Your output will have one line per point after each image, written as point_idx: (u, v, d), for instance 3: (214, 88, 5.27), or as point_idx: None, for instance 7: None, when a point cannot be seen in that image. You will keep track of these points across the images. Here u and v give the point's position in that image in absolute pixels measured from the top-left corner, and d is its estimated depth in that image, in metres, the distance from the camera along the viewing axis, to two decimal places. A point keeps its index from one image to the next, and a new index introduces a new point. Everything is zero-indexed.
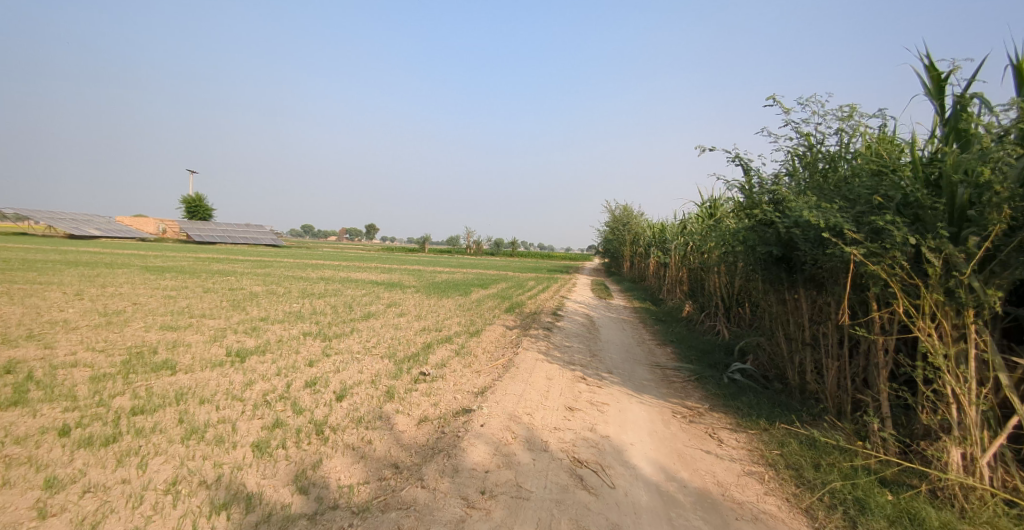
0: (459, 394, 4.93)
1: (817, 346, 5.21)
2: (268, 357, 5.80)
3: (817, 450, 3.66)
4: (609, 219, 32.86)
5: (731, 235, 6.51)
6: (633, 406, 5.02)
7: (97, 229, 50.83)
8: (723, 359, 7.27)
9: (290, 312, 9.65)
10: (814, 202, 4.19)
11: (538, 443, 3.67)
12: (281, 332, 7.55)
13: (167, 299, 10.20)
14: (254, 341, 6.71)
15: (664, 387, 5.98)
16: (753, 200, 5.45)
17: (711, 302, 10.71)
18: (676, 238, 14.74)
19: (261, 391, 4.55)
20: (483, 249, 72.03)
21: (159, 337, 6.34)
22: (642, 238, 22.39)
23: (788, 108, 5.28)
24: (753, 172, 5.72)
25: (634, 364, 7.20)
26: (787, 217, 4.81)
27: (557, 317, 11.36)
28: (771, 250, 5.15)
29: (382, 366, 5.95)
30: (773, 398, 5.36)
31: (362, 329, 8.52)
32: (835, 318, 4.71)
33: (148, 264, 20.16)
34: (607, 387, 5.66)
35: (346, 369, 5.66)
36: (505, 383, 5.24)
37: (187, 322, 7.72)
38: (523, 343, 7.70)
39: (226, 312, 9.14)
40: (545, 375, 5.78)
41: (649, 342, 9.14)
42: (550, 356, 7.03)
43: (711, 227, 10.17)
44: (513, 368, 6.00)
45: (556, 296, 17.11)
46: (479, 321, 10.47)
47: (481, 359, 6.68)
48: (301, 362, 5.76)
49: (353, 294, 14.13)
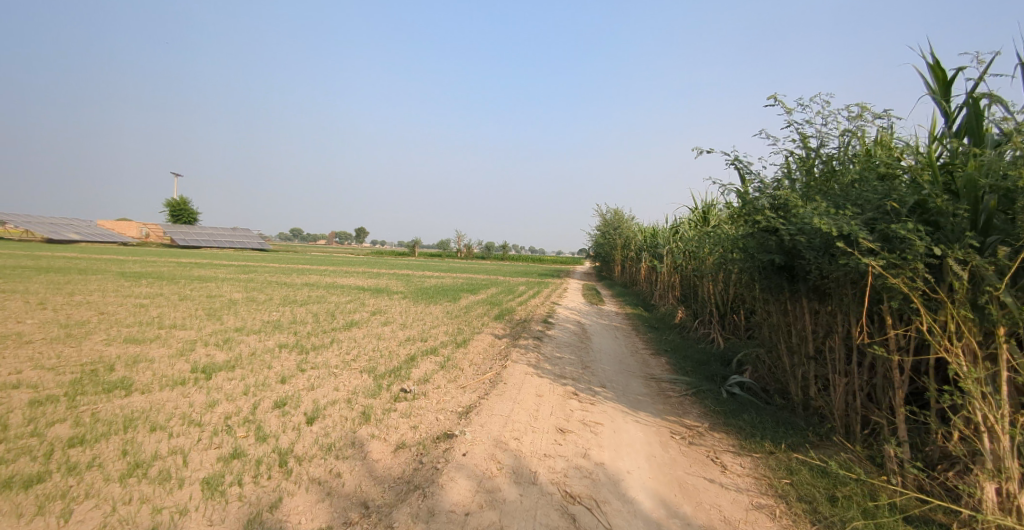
0: (441, 415, 4.57)
1: (821, 360, 4.98)
2: (236, 374, 5.37)
3: (830, 480, 3.37)
4: (600, 223, 32.65)
5: (729, 241, 6.26)
6: (629, 426, 4.71)
7: (77, 233, 49.56)
8: (719, 371, 7.03)
9: (268, 322, 9.19)
10: (824, 208, 3.95)
11: (526, 475, 3.32)
12: (256, 344, 7.12)
13: (138, 308, 9.69)
14: (224, 355, 6.26)
15: (660, 403, 5.68)
16: (754, 205, 5.22)
17: (705, 310, 10.48)
18: (668, 243, 14.54)
19: (222, 413, 4.13)
20: (473, 253, 71.67)
21: (119, 352, 5.87)
22: (634, 242, 22.16)
23: (790, 108, 5.04)
24: (753, 176, 5.49)
25: (628, 376, 6.90)
26: (791, 223, 4.56)
27: (548, 325, 11.04)
28: (774, 258, 4.91)
29: (361, 382, 5.55)
30: (777, 415, 5.11)
31: (343, 340, 8.11)
32: (843, 333, 4.48)
33: (126, 270, 19.56)
34: (601, 405, 5.34)
35: (321, 386, 5.25)
36: (491, 402, 4.89)
37: (154, 334, 7.24)
38: (512, 355, 7.35)
39: (199, 322, 8.66)
40: (535, 392, 5.44)
41: (642, 352, 8.85)
42: (540, 369, 6.69)
43: (705, 233, 9.95)
44: (500, 384, 5.65)
45: (547, 301, 16.81)
46: (466, 329, 10.10)
47: (467, 373, 6.32)
48: (272, 379, 5.34)
49: (338, 301, 13.67)
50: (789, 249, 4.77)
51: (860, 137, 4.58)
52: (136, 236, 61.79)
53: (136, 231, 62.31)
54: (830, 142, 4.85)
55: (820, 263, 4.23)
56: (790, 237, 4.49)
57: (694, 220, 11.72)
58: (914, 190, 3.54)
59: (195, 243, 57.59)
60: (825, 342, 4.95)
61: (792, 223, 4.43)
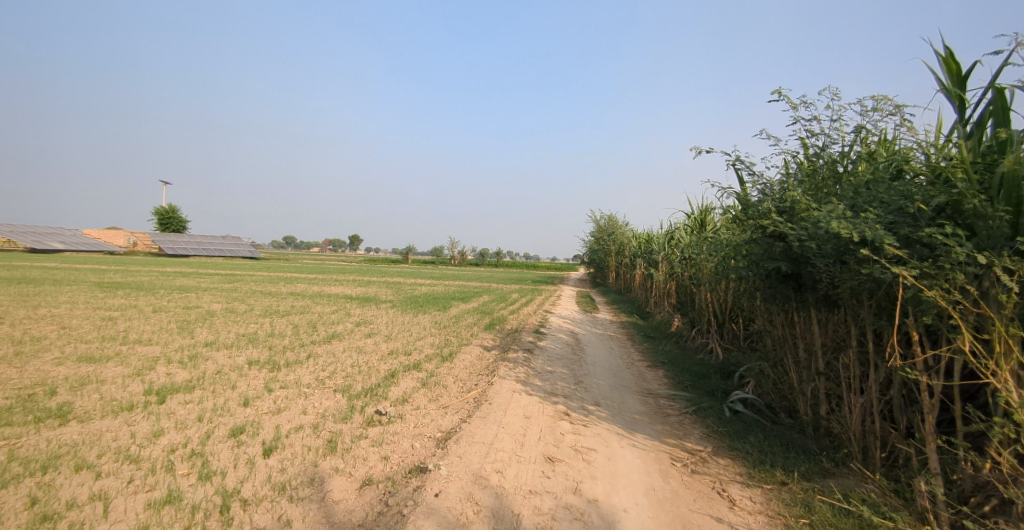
0: (417, 444, 4.11)
1: (832, 376, 4.62)
2: (194, 396, 4.85)
3: (856, 521, 2.98)
4: (594, 229, 32.37)
5: (729, 247, 5.91)
6: (626, 452, 4.28)
7: (60, 243, 48.48)
8: (720, 385, 6.64)
9: (243, 335, 8.63)
10: (842, 211, 3.60)
11: (507, 519, 2.88)
12: (225, 361, 6.60)
13: (105, 322, 9.11)
14: (186, 374, 5.74)
15: (658, 423, 5.29)
16: (758, 209, 4.86)
17: (702, 319, 10.11)
18: (664, 248, 14.15)
19: (167, 445, 3.62)
20: (467, 260, 71.21)
21: (67, 373, 5.32)
22: (629, 248, 21.82)
23: (796, 103, 4.68)
24: (755, 176, 5.13)
25: (623, 392, 6.50)
26: (799, 227, 4.22)
27: (540, 335, 10.60)
28: (780, 266, 4.55)
29: (333, 404, 5.07)
30: (785, 437, 4.72)
31: (321, 355, 7.60)
32: (859, 348, 4.15)
33: (103, 280, 18.85)
34: (594, 427, 4.92)
35: (288, 410, 4.76)
36: (474, 427, 4.44)
37: (114, 351, 6.69)
38: (500, 369, 6.90)
39: (167, 336, 8.09)
40: (523, 413, 5.00)
41: (638, 364, 8.44)
42: (529, 385, 6.24)
43: (703, 239, 9.58)
44: (485, 404, 5.20)
45: (539, 310, 16.34)
46: (454, 341, 9.61)
47: (450, 392, 5.85)
48: (234, 401, 4.84)
49: (322, 311, 13.13)
50: (798, 256, 4.41)
51: (873, 133, 4.25)
52: (124, 245, 60.70)
53: (123, 239, 61.19)
54: (840, 139, 4.51)
55: (835, 271, 3.89)
56: (799, 244, 4.13)
57: (690, 225, 11.38)
58: (944, 189, 3.21)
59: (184, 252, 56.61)
60: (837, 358, 4.59)
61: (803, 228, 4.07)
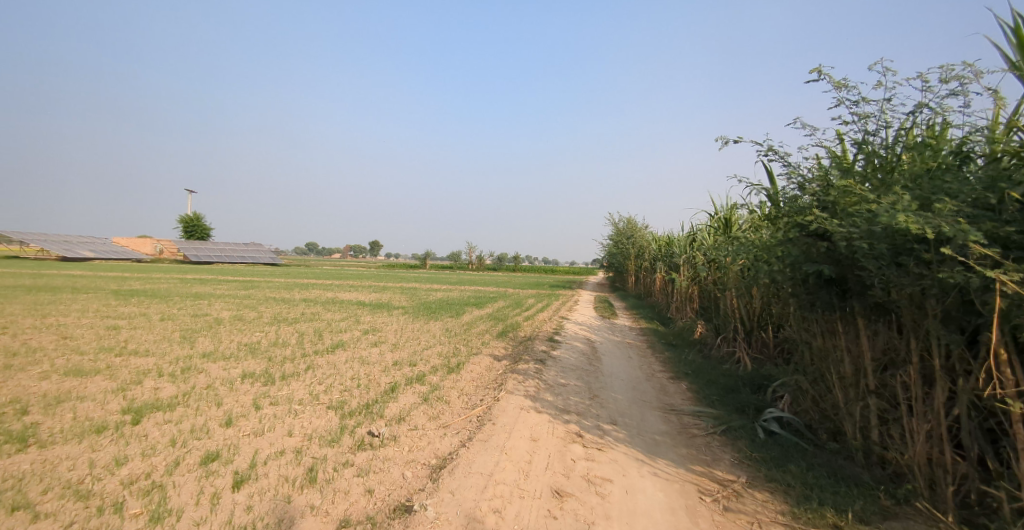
0: (408, 474, 3.64)
1: (886, 395, 4.02)
2: (174, 416, 4.48)
3: None
4: (613, 232, 31.55)
5: (759, 247, 5.32)
6: (646, 484, 3.73)
7: (90, 252, 49.94)
8: (750, 400, 6.01)
9: (244, 346, 8.34)
10: (907, 202, 3.05)
11: None
12: (218, 374, 6.27)
13: (108, 332, 8.95)
14: (173, 389, 5.41)
15: (683, 446, 4.72)
16: (795, 205, 4.28)
17: (728, 326, 9.43)
18: (686, 250, 13.43)
19: (126, 476, 3.23)
20: (483, 264, 71.00)
21: (48, 389, 5.03)
22: (648, 252, 21.06)
23: (840, 81, 4.07)
24: (790, 167, 4.52)
25: (642, 408, 5.94)
26: (848, 223, 3.64)
27: (554, 344, 10.05)
28: (821, 269, 3.99)
29: (323, 424, 4.65)
30: (832, 465, 4.10)
31: (321, 366, 7.21)
32: (924, 365, 3.55)
33: (120, 288, 19.10)
34: (610, 451, 4.38)
35: (272, 431, 4.35)
36: (474, 453, 3.95)
37: (105, 364, 6.43)
38: (509, 382, 6.40)
39: (166, 347, 7.84)
40: (530, 435, 4.49)
41: (659, 375, 7.84)
42: (539, 401, 5.72)
43: (729, 240, 8.93)
44: (489, 424, 4.71)
45: (555, 316, 15.77)
46: (464, 350, 9.13)
47: (453, 408, 5.38)
48: (216, 421, 4.46)
49: (331, 318, 12.85)
50: (845, 256, 3.85)
51: (936, 112, 3.64)
52: (151, 253, 62.31)
53: (150, 248, 63.02)
54: (893, 121, 3.90)
55: (893, 274, 3.35)
56: (848, 243, 3.57)
57: (715, 226, 10.67)
58: None
59: (207, 260, 57.71)
60: (891, 374, 3.99)
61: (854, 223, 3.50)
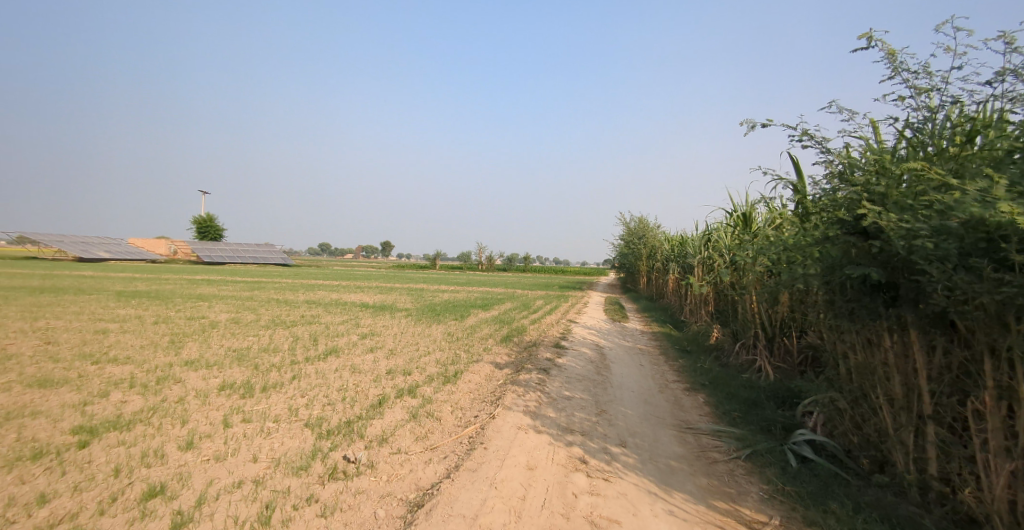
0: (380, 512, 3.11)
1: (947, 421, 3.42)
2: (130, 436, 4.01)
3: None
4: (624, 232, 30.78)
5: (785, 246, 4.70)
6: (662, 528, 3.14)
7: (106, 252, 50.62)
8: (775, 417, 5.40)
9: (232, 352, 7.92)
10: (1004, 188, 2.54)
11: None
12: (195, 384, 5.83)
13: (95, 336, 8.61)
14: (140, 403, 4.95)
15: (702, 474, 4.13)
16: (835, 198, 3.67)
17: (747, 332, 8.78)
18: (700, 251, 12.75)
19: (46, 517, 2.74)
20: (493, 264, 70.58)
21: (2, 404, 4.61)
22: (660, 252, 20.40)
23: (893, 50, 3.43)
24: (829, 155, 3.88)
25: (655, 426, 5.35)
26: (908, 215, 3.03)
27: (560, 350, 9.49)
28: (869, 273, 3.39)
29: (294, 446, 4.14)
30: (882, 505, 3.49)
31: (309, 375, 6.74)
32: (1000, 389, 2.96)
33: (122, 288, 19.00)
34: (620, 483, 3.80)
35: (234, 455, 3.84)
36: (459, 489, 3.41)
37: (77, 373, 6.01)
38: (508, 396, 5.86)
39: (150, 354, 7.45)
40: (528, 463, 3.94)
41: (673, 387, 7.22)
42: (540, 418, 5.16)
43: (749, 240, 8.26)
44: (480, 448, 4.17)
45: (562, 319, 15.16)
46: (464, 357, 8.61)
47: (444, 427, 4.85)
48: (174, 443, 3.96)
49: (330, 321, 12.43)
50: (900, 258, 3.25)
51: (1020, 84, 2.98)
52: (164, 254, 63.01)
53: (163, 248, 63.87)
54: (962, 97, 3.24)
55: (965, 280, 2.76)
56: (907, 244, 2.97)
57: (732, 224, 9.97)
58: None
59: (219, 261, 58.16)
60: (952, 397, 3.39)
61: (916, 219, 2.90)
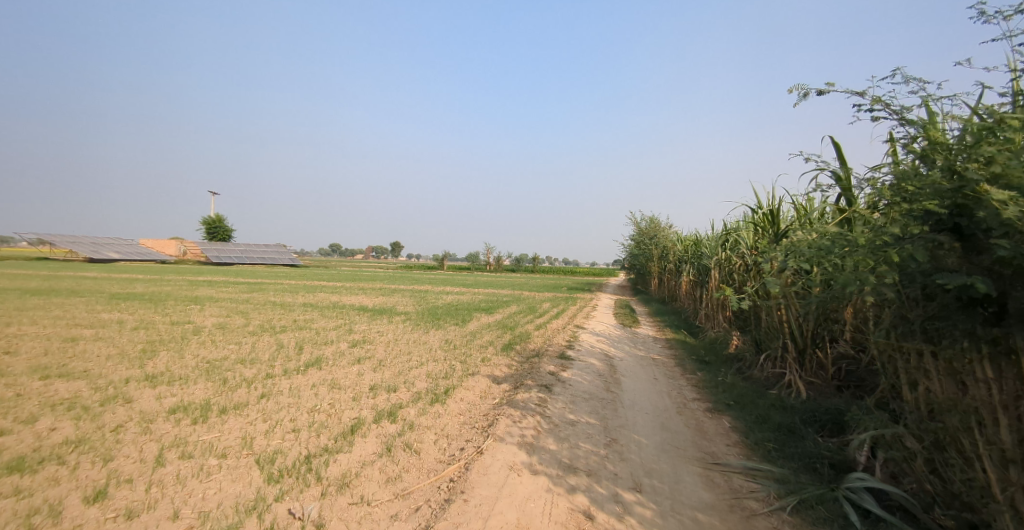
0: None
1: None
2: (30, 483, 3.26)
3: None
4: (635, 232, 29.86)
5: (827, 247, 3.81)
6: None
7: (116, 253, 50.80)
8: (819, 451, 4.51)
9: (203, 364, 7.21)
10: None
11: None
12: (145, 405, 5.10)
13: (60, 345, 7.95)
14: (68, 432, 4.22)
15: None
16: (919, 185, 2.78)
17: (773, 342, 7.88)
18: (718, 251, 11.82)
19: None
20: (500, 264, 69.85)
21: None
22: (673, 252, 19.52)
23: None
24: (913, 128, 2.98)
25: (675, 460, 4.50)
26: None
27: (564, 361, 8.65)
28: (974, 284, 2.52)
29: (232, 495, 3.36)
30: None
31: (281, 392, 6.00)
32: None
33: None
34: None
35: (151, 510, 3.07)
36: None
37: (16, 392, 5.31)
38: (502, 422, 5.05)
39: (111, 366, 6.76)
40: (518, 523, 3.11)
41: (692, 407, 6.36)
42: (538, 452, 4.34)
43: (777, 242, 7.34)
44: (460, 501, 3.35)
45: (568, 324, 14.39)
46: (458, 369, 7.82)
47: (421, 464, 4.04)
48: (81, 492, 3.20)
49: (322, 326, 11.72)
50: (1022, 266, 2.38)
51: None
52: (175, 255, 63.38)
53: (172, 249, 64.19)
54: None
55: None
56: None
57: (756, 223, 9.04)
58: None
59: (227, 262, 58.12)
60: None
61: None
